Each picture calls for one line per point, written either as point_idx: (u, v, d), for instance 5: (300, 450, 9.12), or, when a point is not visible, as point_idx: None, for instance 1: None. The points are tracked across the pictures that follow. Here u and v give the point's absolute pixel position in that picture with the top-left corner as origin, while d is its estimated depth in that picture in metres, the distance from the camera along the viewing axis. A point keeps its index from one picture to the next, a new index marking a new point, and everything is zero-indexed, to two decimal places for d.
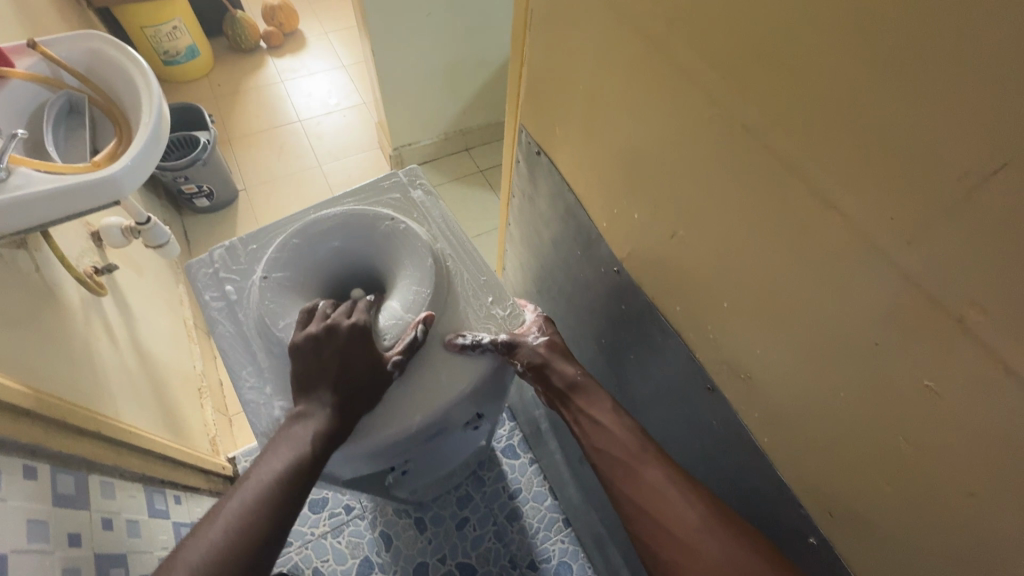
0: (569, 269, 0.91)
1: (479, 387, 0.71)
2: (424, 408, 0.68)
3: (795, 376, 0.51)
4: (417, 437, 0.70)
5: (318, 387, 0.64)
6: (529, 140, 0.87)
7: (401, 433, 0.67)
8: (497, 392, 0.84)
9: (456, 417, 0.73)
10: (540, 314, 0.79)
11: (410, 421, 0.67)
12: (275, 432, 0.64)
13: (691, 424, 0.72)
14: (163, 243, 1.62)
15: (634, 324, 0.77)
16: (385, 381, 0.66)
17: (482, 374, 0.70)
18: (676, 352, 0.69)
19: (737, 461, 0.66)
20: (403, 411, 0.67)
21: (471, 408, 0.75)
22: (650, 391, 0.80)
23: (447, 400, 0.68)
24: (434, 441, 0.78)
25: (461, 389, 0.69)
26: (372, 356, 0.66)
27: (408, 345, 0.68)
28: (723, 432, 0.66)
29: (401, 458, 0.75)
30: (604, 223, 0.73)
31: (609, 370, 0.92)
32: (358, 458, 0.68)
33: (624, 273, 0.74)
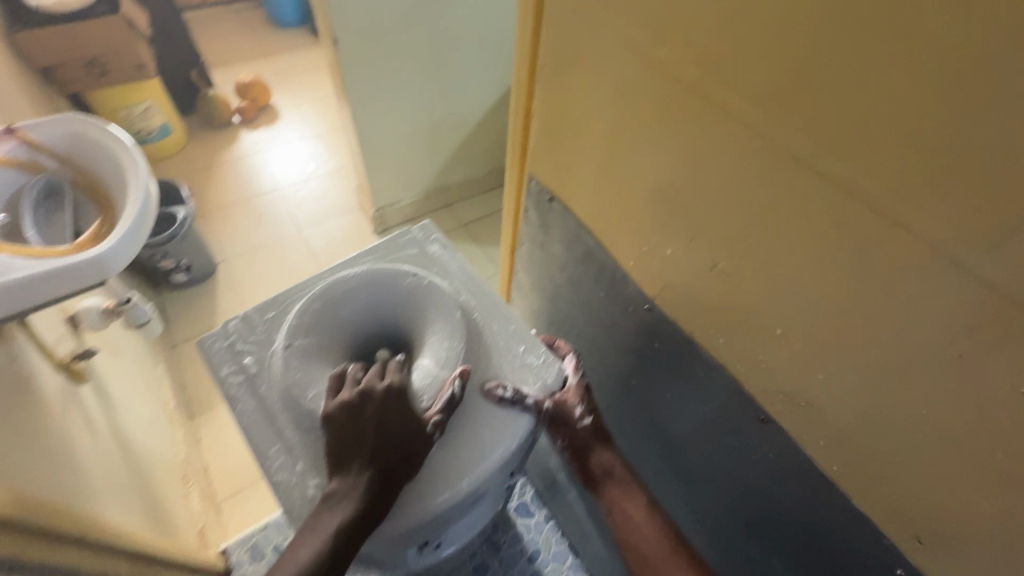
0: (589, 312, 0.90)
1: (518, 450, 0.67)
2: (460, 480, 0.63)
3: (864, 396, 0.50)
4: (448, 517, 0.65)
5: (354, 457, 0.59)
6: (540, 187, 0.88)
7: (436, 514, 0.62)
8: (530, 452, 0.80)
9: (490, 487, 0.68)
10: (582, 378, 0.79)
11: (445, 497, 0.62)
12: (307, 515, 0.59)
13: (741, 459, 0.70)
14: (146, 322, 1.53)
15: (670, 361, 0.75)
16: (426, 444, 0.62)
17: (522, 436, 0.67)
18: (721, 386, 0.68)
19: (798, 494, 0.64)
20: (439, 486, 0.62)
21: (505, 475, 0.71)
22: (690, 430, 0.78)
23: (486, 470, 0.64)
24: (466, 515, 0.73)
25: (501, 456, 0.65)
26: (411, 419, 0.62)
27: (449, 403, 0.65)
28: (781, 464, 0.64)
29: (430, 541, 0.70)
30: (631, 262, 0.73)
31: (640, 412, 0.89)
32: (385, 543, 0.62)
33: (656, 310, 0.73)
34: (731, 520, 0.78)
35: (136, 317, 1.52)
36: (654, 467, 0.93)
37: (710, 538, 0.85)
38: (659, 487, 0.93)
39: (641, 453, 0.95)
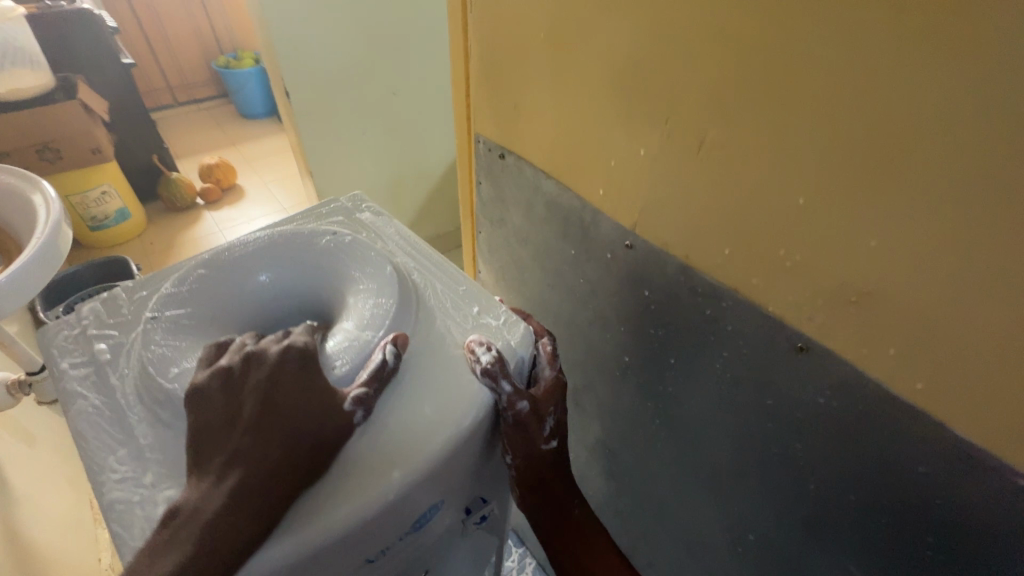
0: (562, 285, 0.75)
1: (462, 447, 0.47)
2: (366, 496, 0.41)
3: (942, 245, 0.35)
4: (348, 559, 0.43)
5: (222, 453, 0.40)
6: (490, 146, 0.76)
7: (325, 552, 0.40)
8: (486, 472, 0.58)
9: (418, 510, 0.47)
10: (558, 371, 0.56)
11: (341, 524, 0.40)
12: (141, 554, 0.37)
13: (783, 418, 0.53)
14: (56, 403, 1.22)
15: (665, 308, 0.59)
16: (330, 435, 0.42)
17: (470, 425, 0.48)
18: (737, 323, 0.52)
19: (870, 446, 0.46)
20: (332, 508, 0.40)
21: (445, 494, 0.50)
22: (710, 400, 0.60)
23: (409, 479, 0.43)
24: (394, 562, 0.50)
25: (434, 456, 0.45)
26: (320, 396, 0.43)
27: (384, 382, 0.47)
28: (838, 407, 0.47)
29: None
30: (600, 191, 0.60)
31: (642, 402, 0.71)
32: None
33: (637, 244, 0.58)
34: (783, 517, 0.58)
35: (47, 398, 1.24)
36: (671, 474, 0.73)
37: (757, 556, 0.64)
38: (682, 499, 0.73)
39: (652, 460, 0.76)
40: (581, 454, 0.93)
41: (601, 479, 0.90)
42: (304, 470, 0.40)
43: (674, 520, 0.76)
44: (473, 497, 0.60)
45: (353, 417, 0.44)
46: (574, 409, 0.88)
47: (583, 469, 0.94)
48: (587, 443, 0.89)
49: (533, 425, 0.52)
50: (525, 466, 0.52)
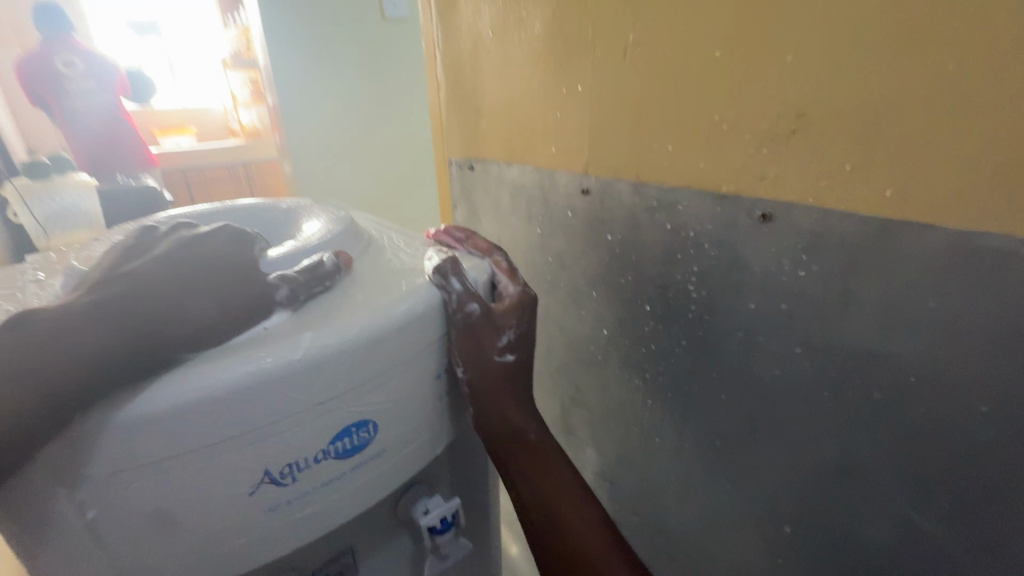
0: (535, 277, 0.72)
1: (395, 340, 0.41)
2: (266, 357, 0.35)
3: (842, 25, 0.35)
4: (236, 451, 0.35)
5: (106, 293, 0.35)
6: (460, 163, 0.81)
7: (203, 419, 0.33)
8: (437, 428, 0.48)
9: (338, 413, 0.39)
10: (525, 287, 0.51)
11: (228, 382, 0.33)
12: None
13: (774, 321, 0.46)
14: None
15: (628, 247, 0.56)
16: (240, 302, 0.38)
17: (406, 314, 0.42)
18: (697, 223, 0.49)
19: (872, 303, 0.39)
20: (220, 366, 0.34)
21: (375, 412, 0.41)
22: (696, 340, 0.53)
23: (323, 351, 0.37)
24: (310, 508, 0.40)
25: (358, 334, 0.38)
26: (234, 267, 0.40)
27: (316, 277, 0.42)
28: (822, 270, 0.41)
29: (208, 551, 0.36)
30: (553, 148, 0.62)
31: (630, 384, 0.62)
32: (87, 504, 0.32)
33: (592, 186, 0.58)
34: (813, 467, 0.46)
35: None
36: (679, 476, 0.60)
37: (798, 550, 0.50)
38: (698, 508, 0.59)
39: (656, 467, 0.63)
40: None
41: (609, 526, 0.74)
42: (199, 326, 0.36)
43: (699, 547, 0.61)
44: (423, 467, 0.48)
45: (278, 292, 0.40)
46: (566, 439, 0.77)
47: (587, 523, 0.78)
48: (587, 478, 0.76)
49: (487, 333, 0.47)
50: (478, 379, 0.48)
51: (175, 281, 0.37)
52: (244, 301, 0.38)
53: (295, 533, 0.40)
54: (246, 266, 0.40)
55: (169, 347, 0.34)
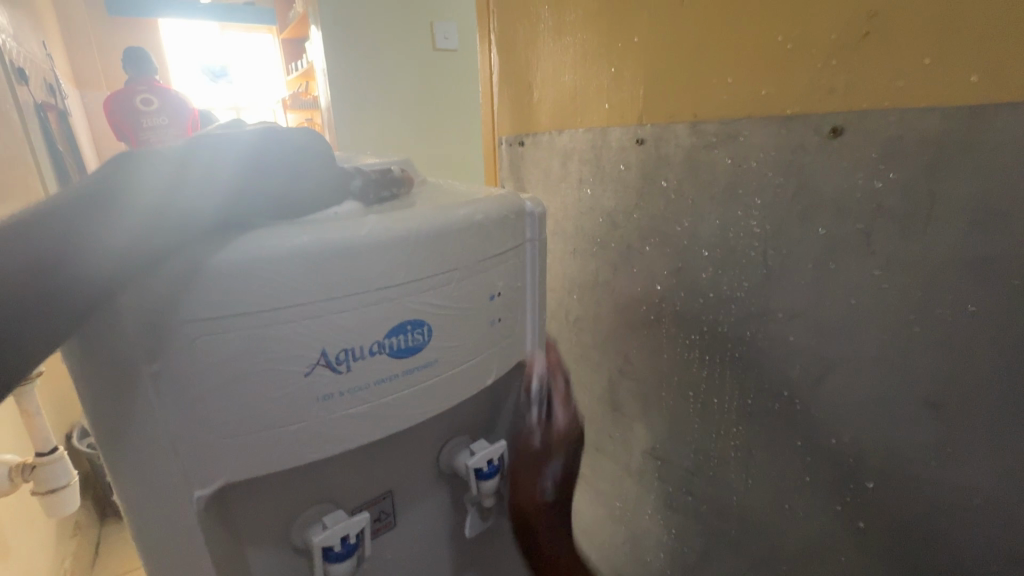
0: (583, 243, 0.71)
1: (458, 242, 0.41)
2: (333, 232, 0.36)
3: None
4: (301, 321, 0.35)
5: (192, 150, 0.35)
6: (510, 141, 0.83)
7: (274, 280, 0.33)
8: (488, 353, 0.47)
9: (399, 304, 0.39)
10: (575, 417, 0.55)
11: (299, 247, 0.34)
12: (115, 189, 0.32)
13: (849, 243, 0.43)
14: (60, 487, 1.05)
15: (684, 190, 0.55)
16: (318, 180, 0.39)
17: (465, 219, 0.42)
18: (760, 151, 0.48)
19: (961, 204, 0.36)
20: (291, 234, 0.35)
21: (433, 312, 0.41)
22: (760, 279, 0.50)
23: (386, 234, 0.37)
24: (362, 404, 0.39)
25: (423, 226, 0.39)
26: (310, 147, 0.40)
27: (386, 179, 0.43)
28: (902, 177, 0.39)
29: (260, 430, 0.36)
30: (606, 105, 0.63)
31: (686, 341, 0.59)
32: (156, 354, 0.32)
33: (647, 135, 0.58)
34: (900, 407, 0.42)
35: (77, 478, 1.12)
36: (740, 441, 0.55)
37: (883, 510, 0.44)
38: (762, 477, 0.54)
39: (712, 436, 0.58)
40: (629, 488, 0.72)
41: (660, 513, 0.68)
42: (280, 200, 0.37)
43: (766, 525, 0.55)
44: (473, 391, 0.47)
45: (352, 182, 0.41)
46: (611, 417, 0.72)
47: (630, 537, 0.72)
48: (635, 460, 0.70)
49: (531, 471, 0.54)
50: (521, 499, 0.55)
51: (253, 144, 0.37)
52: (322, 179, 0.39)
53: (343, 433, 0.38)
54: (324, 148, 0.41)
55: (247, 216, 0.36)
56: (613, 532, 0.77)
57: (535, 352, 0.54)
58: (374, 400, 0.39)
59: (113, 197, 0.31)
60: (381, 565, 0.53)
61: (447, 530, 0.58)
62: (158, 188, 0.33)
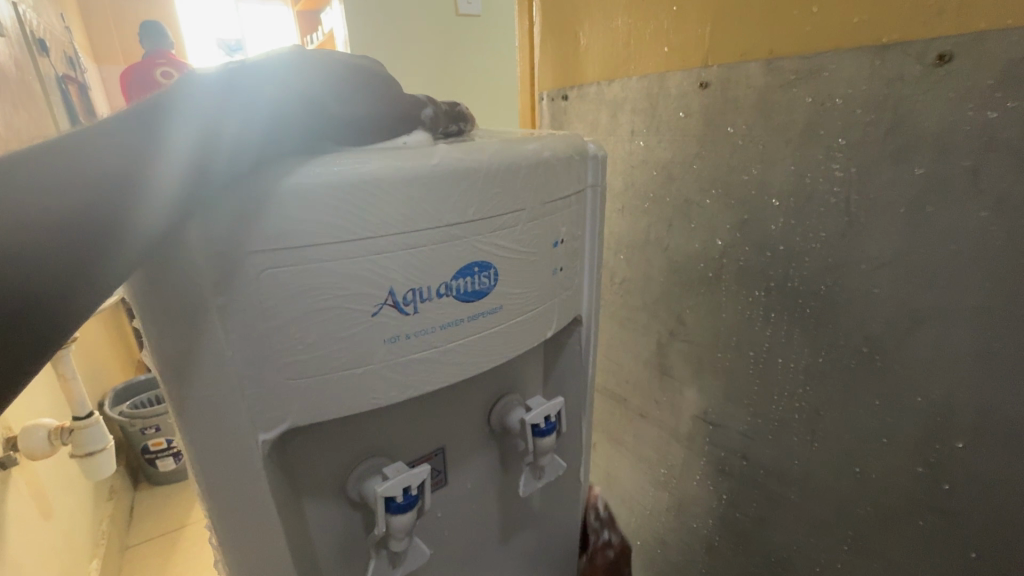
0: (633, 199, 0.68)
1: (526, 180, 0.39)
2: (403, 161, 0.33)
3: None
4: (371, 255, 0.33)
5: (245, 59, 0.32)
6: (553, 95, 0.79)
7: (345, 207, 0.31)
8: (550, 303, 0.45)
9: (468, 243, 0.36)
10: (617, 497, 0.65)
11: (369, 174, 0.32)
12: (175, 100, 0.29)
13: (951, 183, 0.39)
14: (97, 450, 1.06)
15: (754, 136, 0.51)
16: (381, 110, 0.37)
17: (533, 155, 0.39)
18: (848, 87, 0.44)
19: None
20: (360, 161, 0.32)
21: (501, 253, 0.39)
22: (840, 228, 0.46)
23: (456, 164, 0.35)
24: (428, 348, 0.37)
25: (492, 159, 0.36)
26: (369, 72, 0.37)
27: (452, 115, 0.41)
28: (1022, 105, 0.35)
29: (325, 373, 0.34)
30: (665, 48, 0.59)
31: (749, 298, 0.56)
32: (223, 287, 0.30)
33: (713, 77, 0.54)
34: (1004, 361, 0.39)
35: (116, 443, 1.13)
36: (808, 402, 0.52)
37: (972, 473, 0.42)
38: (831, 440, 0.51)
39: (774, 398, 0.56)
40: (676, 454, 0.70)
41: (709, 478, 0.66)
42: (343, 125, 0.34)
43: (833, 490, 0.52)
44: (534, 343, 0.45)
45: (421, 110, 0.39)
46: (659, 381, 0.70)
47: (666, 517, 0.74)
48: (684, 425, 0.68)
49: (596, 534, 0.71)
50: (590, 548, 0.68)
51: (309, 56, 0.34)
52: (386, 108, 0.37)
53: (409, 378, 0.37)
54: (383, 69, 0.38)
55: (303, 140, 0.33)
56: (656, 498, 0.75)
57: (592, 308, 0.52)
58: (439, 346, 0.37)
59: (174, 104, 0.28)
60: (434, 520, 0.52)
61: (497, 489, 0.56)
62: (218, 96, 0.30)
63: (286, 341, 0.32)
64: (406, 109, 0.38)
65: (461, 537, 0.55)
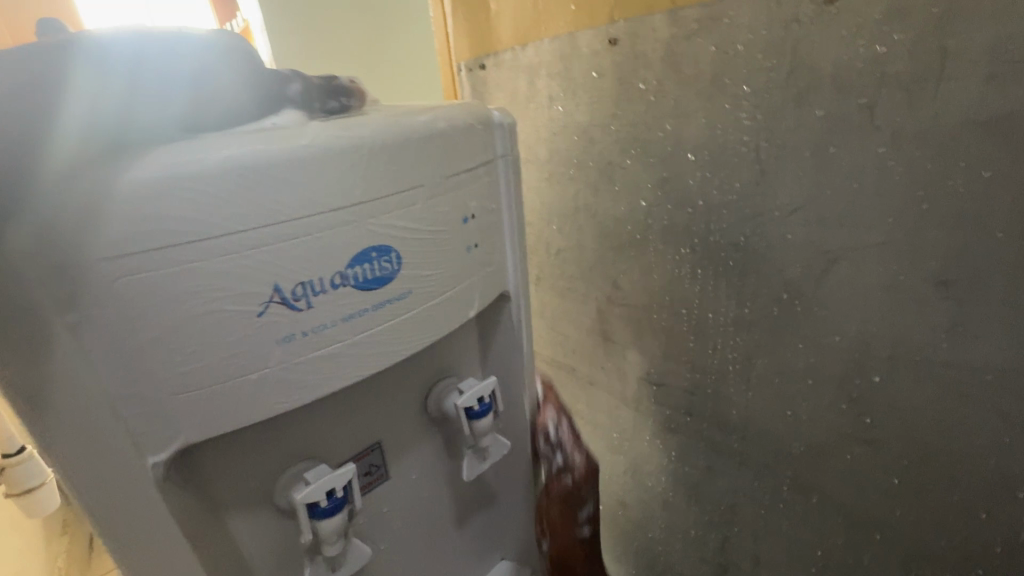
0: (559, 167, 0.66)
1: (420, 154, 0.37)
2: (268, 144, 0.30)
3: None
4: (246, 248, 0.30)
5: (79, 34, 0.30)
6: (471, 65, 0.75)
7: (203, 200, 0.29)
8: (470, 282, 0.43)
9: (361, 225, 0.34)
10: (587, 453, 0.61)
11: (229, 162, 0.29)
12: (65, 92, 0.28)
13: (850, 122, 0.39)
14: (32, 489, 0.98)
15: (665, 91, 0.50)
16: (236, 92, 0.34)
17: (425, 127, 0.37)
18: (748, 32, 0.43)
19: (976, 57, 0.33)
20: (217, 147, 0.30)
21: (402, 233, 0.36)
22: (753, 177, 0.46)
23: (332, 144, 0.32)
24: (332, 342, 0.34)
25: (374, 135, 0.34)
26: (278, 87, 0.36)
27: (328, 92, 0.38)
28: (909, 37, 0.35)
29: (215, 385, 0.31)
30: (572, 6, 0.56)
31: (677, 256, 0.55)
32: (68, 303, 0.27)
33: (620, 33, 0.52)
34: (910, 293, 0.40)
35: (53, 476, 1.06)
36: (739, 353, 0.53)
37: (888, 405, 0.43)
38: (763, 386, 0.52)
39: (708, 352, 0.56)
40: (626, 417, 0.71)
41: (658, 437, 0.67)
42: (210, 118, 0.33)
43: (769, 435, 0.54)
44: (455, 326, 0.43)
45: (289, 86, 0.36)
46: (603, 348, 0.70)
47: (623, 479, 0.75)
48: (630, 388, 0.68)
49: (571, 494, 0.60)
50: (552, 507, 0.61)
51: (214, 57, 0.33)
52: (241, 88, 0.34)
53: (316, 378, 0.34)
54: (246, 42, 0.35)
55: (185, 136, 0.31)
56: (612, 462, 0.76)
57: (518, 283, 0.51)
58: (343, 341, 0.35)
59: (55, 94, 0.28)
60: (379, 517, 0.50)
61: (444, 476, 0.55)
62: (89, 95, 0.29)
63: (156, 355, 0.29)
64: (270, 90, 0.36)
65: (412, 529, 0.54)
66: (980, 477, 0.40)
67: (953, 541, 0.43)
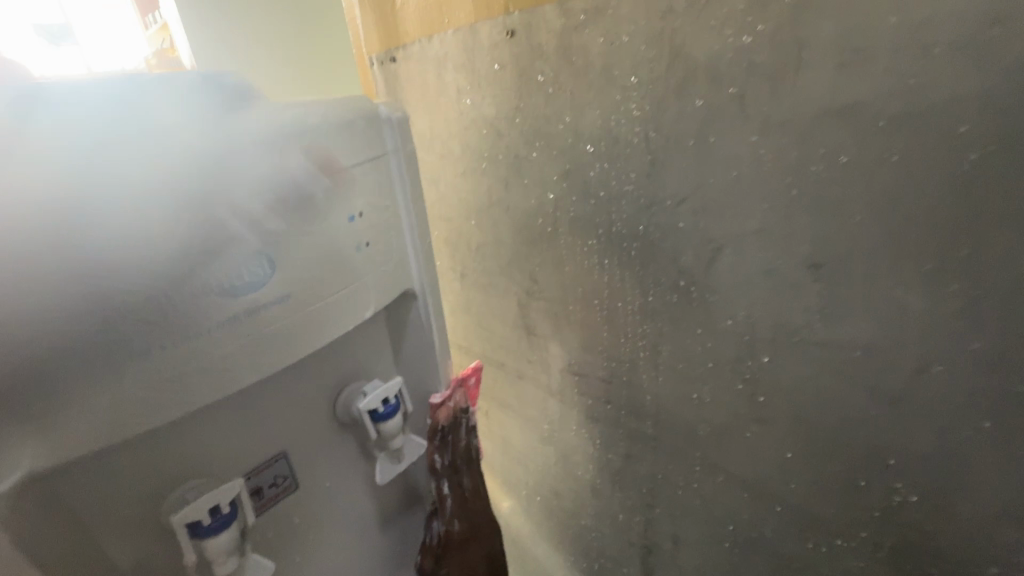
0: (472, 161, 0.65)
1: (295, 151, 0.35)
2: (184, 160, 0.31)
3: None
4: (95, 248, 0.28)
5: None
6: (382, 58, 0.73)
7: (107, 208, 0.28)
8: (362, 283, 0.41)
9: (227, 226, 0.32)
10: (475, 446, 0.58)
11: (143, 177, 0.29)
12: None
13: (726, 111, 0.40)
14: None
15: (562, 83, 0.50)
16: None
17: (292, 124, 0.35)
18: (630, 23, 0.43)
19: (826, 47, 0.34)
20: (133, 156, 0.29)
21: (277, 234, 0.35)
22: (646, 166, 0.47)
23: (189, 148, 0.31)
24: (201, 351, 0.32)
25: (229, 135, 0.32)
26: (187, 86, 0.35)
27: None
28: (770, 27, 0.36)
29: (60, 397, 0.29)
30: None
31: (586, 248, 0.56)
32: None
33: (517, 24, 0.52)
34: (787, 276, 0.41)
35: None
36: (647, 340, 0.54)
37: (777, 382, 0.45)
38: (671, 371, 0.53)
39: (620, 341, 0.57)
40: (554, 408, 0.71)
41: (583, 426, 0.68)
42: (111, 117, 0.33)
43: (679, 417, 0.55)
44: (349, 329, 0.41)
45: None
46: (528, 342, 0.70)
47: (556, 470, 0.75)
48: (555, 380, 0.69)
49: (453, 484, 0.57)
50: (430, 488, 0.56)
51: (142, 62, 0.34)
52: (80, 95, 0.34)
53: (181, 394, 0.32)
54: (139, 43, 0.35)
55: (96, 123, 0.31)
56: (544, 453, 0.77)
57: (423, 281, 0.50)
58: (213, 352, 0.33)
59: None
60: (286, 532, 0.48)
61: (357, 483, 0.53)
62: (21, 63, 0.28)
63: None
64: None
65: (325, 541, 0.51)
66: (857, 445, 0.42)
67: (840, 508, 0.45)
